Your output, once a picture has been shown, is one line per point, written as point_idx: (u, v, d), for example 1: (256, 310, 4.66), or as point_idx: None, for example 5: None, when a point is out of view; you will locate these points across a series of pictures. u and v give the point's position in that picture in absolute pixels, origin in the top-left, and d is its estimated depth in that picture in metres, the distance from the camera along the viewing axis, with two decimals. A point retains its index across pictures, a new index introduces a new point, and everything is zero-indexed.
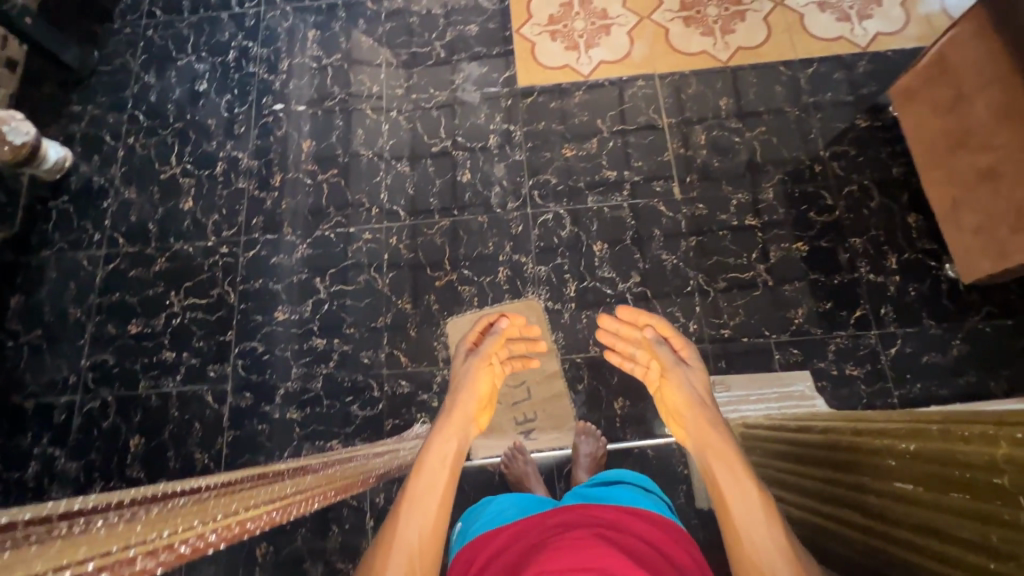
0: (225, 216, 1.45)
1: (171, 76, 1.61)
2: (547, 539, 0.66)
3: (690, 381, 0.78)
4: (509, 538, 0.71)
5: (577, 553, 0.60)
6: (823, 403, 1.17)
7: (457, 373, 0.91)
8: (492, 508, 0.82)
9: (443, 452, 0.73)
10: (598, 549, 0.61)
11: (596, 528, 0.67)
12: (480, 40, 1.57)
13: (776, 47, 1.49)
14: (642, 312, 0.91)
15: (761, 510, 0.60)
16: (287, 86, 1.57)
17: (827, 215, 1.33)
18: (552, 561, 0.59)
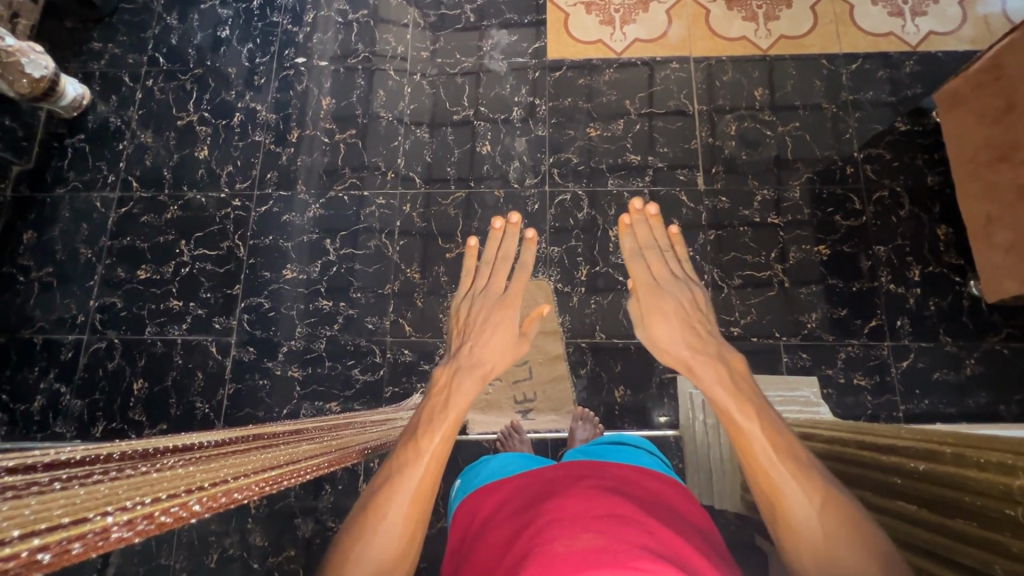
0: (239, 168, 1.43)
1: (194, 19, 1.57)
2: (555, 487, 0.66)
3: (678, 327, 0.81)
4: (512, 486, 0.71)
5: (587, 501, 0.59)
6: (827, 412, 1.15)
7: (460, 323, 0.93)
8: (491, 466, 0.82)
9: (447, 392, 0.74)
10: (608, 499, 0.60)
11: (604, 478, 0.67)
12: (512, 7, 1.51)
13: (821, 39, 1.42)
14: (636, 249, 0.95)
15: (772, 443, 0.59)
16: (311, 39, 1.52)
17: (853, 220, 1.29)
18: (562, 508, 0.59)
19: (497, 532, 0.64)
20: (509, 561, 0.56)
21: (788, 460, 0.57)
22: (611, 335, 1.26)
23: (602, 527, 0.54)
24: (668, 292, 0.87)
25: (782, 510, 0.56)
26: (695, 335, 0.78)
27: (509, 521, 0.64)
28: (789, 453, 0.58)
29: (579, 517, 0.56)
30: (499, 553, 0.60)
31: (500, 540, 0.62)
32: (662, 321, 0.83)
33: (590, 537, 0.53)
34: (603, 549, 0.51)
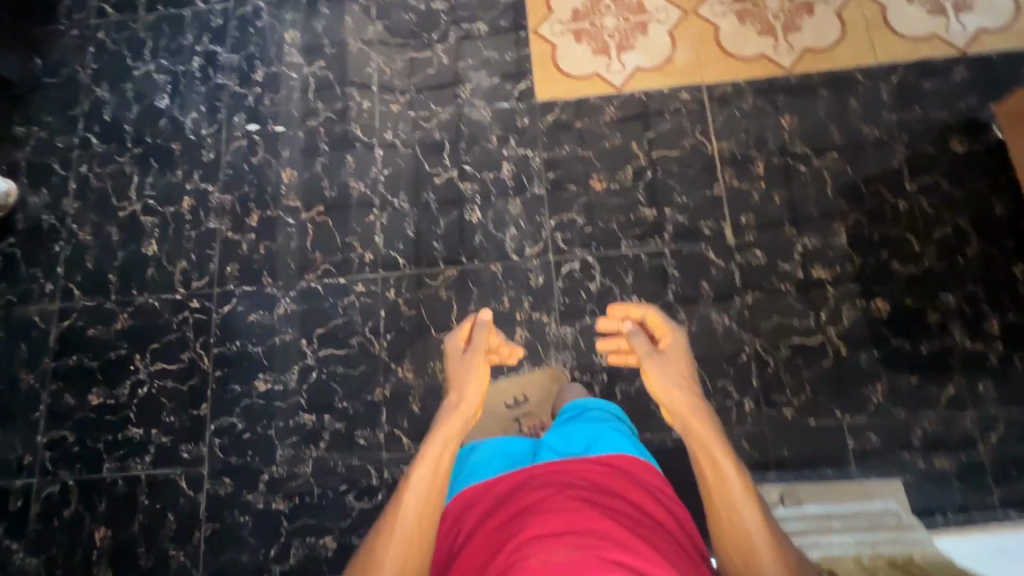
0: (194, 262, 1.24)
1: (127, 88, 1.36)
2: (533, 496, 0.69)
3: (667, 378, 0.80)
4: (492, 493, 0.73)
5: (565, 516, 0.62)
6: (920, 529, 0.93)
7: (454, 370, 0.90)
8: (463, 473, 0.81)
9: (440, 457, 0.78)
10: (586, 511, 0.63)
11: (579, 484, 0.70)
12: (490, 42, 1.31)
13: (852, 50, 1.22)
14: (628, 304, 0.88)
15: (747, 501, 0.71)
16: (263, 101, 1.32)
17: (913, 266, 1.10)
18: (541, 524, 0.62)
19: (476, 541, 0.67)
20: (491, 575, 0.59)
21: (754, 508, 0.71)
22: (643, 428, 1.09)
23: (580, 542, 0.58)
24: (676, 327, 0.86)
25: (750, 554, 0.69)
26: (689, 377, 0.80)
27: (490, 532, 0.67)
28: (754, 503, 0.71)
29: (560, 534, 0.59)
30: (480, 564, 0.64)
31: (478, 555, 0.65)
32: (663, 358, 0.82)
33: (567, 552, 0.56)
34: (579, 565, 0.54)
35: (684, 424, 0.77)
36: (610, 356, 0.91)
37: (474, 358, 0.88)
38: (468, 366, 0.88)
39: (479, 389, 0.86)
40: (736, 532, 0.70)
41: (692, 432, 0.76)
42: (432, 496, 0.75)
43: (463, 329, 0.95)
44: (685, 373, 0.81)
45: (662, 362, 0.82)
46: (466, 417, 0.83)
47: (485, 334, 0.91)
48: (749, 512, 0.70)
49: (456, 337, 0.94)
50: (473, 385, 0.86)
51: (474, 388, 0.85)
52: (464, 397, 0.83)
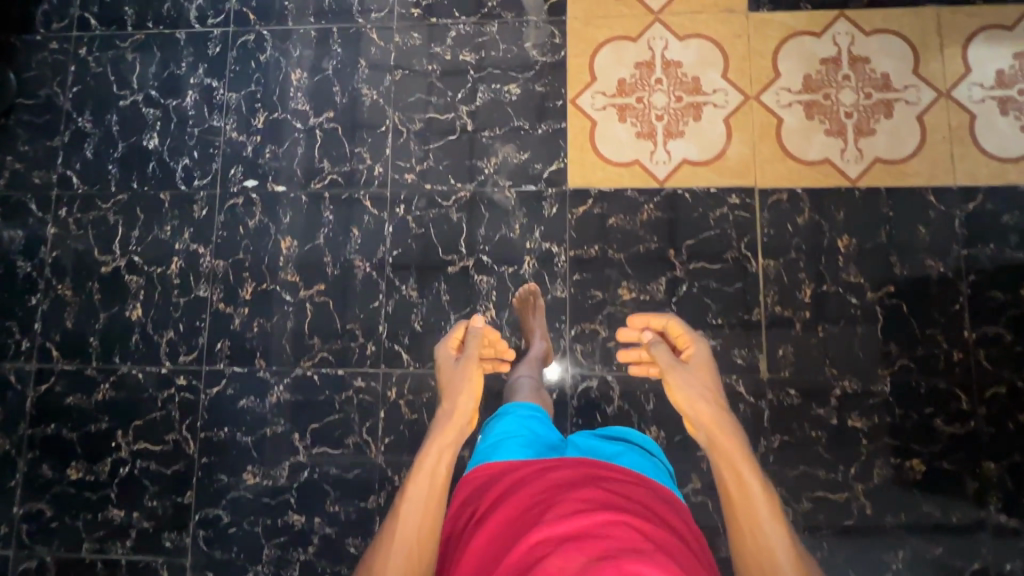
0: (182, 333, 1.14)
1: (112, 121, 1.22)
2: (555, 490, 0.66)
3: (688, 384, 0.80)
4: (514, 482, 0.71)
5: (589, 517, 0.59)
6: None
7: (448, 378, 0.92)
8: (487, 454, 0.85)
9: (437, 467, 0.78)
10: (609, 513, 0.59)
11: (605, 484, 0.67)
12: (521, 109, 1.15)
13: (929, 164, 1.08)
14: (650, 315, 0.90)
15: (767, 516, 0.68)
16: (263, 153, 1.18)
17: (957, 424, 1.02)
18: (563, 523, 0.58)
19: (484, 537, 0.65)
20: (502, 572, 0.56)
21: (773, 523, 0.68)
22: None
23: (604, 547, 0.54)
24: (698, 339, 0.88)
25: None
26: (712, 387, 0.81)
27: (505, 523, 0.64)
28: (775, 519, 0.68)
29: (582, 535, 0.56)
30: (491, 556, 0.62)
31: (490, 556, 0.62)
32: (686, 367, 0.83)
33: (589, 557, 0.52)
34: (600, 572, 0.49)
35: (707, 433, 0.76)
36: (630, 365, 0.91)
37: (470, 364, 0.91)
38: (462, 373, 0.91)
39: (473, 397, 0.88)
40: (758, 545, 0.67)
41: (715, 441, 0.75)
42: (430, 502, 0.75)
43: (455, 339, 0.97)
44: (707, 385, 0.81)
45: (685, 372, 0.83)
46: (461, 424, 0.85)
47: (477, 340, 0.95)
48: (772, 524, 0.67)
49: (447, 345, 0.98)
50: (466, 393, 0.88)
51: (469, 396, 0.88)
52: (459, 401, 0.86)
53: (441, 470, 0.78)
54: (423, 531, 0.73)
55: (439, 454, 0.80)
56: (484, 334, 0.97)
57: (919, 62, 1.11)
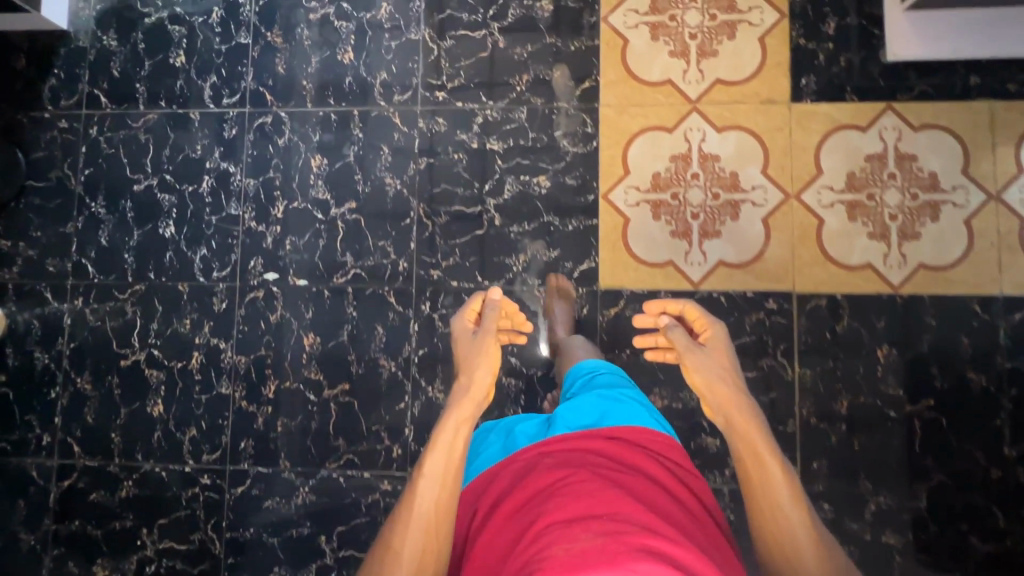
0: (204, 431, 1.13)
1: (127, 206, 1.18)
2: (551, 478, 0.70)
3: (707, 364, 0.86)
4: (513, 476, 0.76)
5: (583, 499, 0.63)
6: None
7: (464, 353, 0.93)
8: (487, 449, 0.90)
9: (455, 441, 0.82)
10: (611, 496, 0.64)
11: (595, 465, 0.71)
12: (551, 204, 1.11)
13: (976, 271, 1.04)
14: (668, 302, 0.95)
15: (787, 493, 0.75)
16: (283, 245, 1.15)
17: (994, 543, 1.00)
18: (562, 510, 0.63)
19: (490, 534, 0.69)
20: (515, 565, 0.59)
21: (794, 496, 0.75)
22: None
23: (602, 526, 0.58)
24: (714, 322, 0.92)
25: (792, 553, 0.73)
26: (730, 369, 0.86)
27: (507, 521, 0.68)
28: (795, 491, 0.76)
29: (579, 518, 0.60)
30: (499, 557, 0.65)
31: (502, 549, 0.65)
32: (705, 350, 0.88)
33: (590, 537, 0.57)
34: (598, 549, 0.54)
35: (726, 415, 0.82)
36: (649, 352, 0.94)
37: (487, 338, 0.91)
38: (479, 347, 0.91)
39: (490, 371, 0.89)
40: (779, 524, 0.74)
41: (735, 425, 0.81)
42: (447, 475, 0.79)
43: (471, 311, 0.98)
44: (725, 364, 0.87)
45: (704, 354, 0.88)
46: (478, 398, 0.87)
47: (494, 313, 0.94)
48: (790, 499, 0.75)
49: (465, 317, 0.98)
50: (482, 367, 0.89)
51: (488, 370, 0.89)
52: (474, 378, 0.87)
53: (459, 445, 0.82)
54: (438, 511, 0.77)
55: (455, 429, 0.83)
56: (501, 305, 0.98)
57: (969, 162, 1.06)
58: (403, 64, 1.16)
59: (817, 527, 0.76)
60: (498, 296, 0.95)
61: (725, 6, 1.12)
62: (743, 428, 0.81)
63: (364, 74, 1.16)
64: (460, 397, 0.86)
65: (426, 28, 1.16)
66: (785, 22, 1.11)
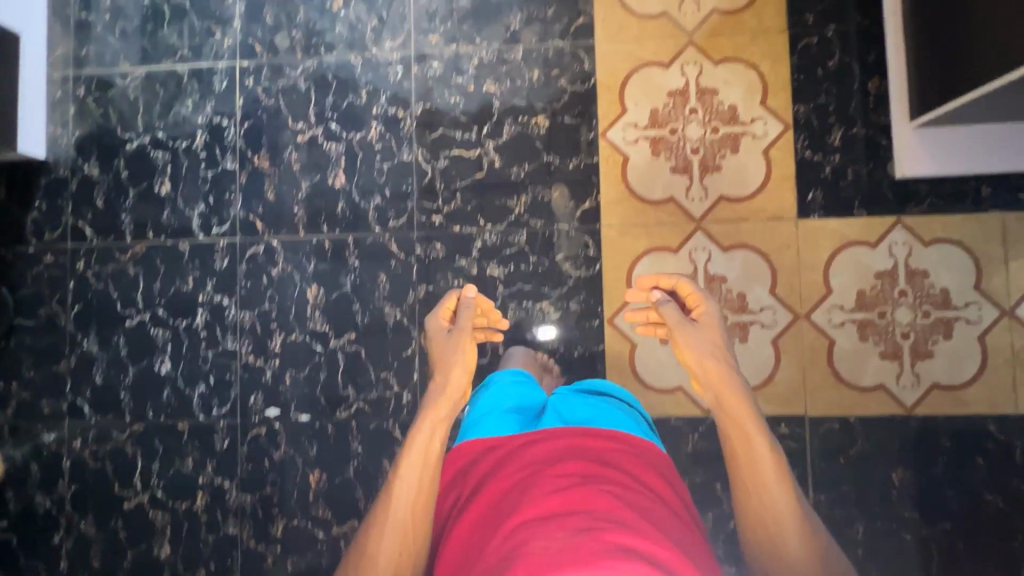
0: (213, 572, 1.11)
1: (120, 343, 1.15)
2: (538, 473, 0.77)
3: (699, 344, 0.85)
4: (497, 468, 0.82)
5: (562, 498, 0.70)
6: None
7: (438, 353, 0.95)
8: (484, 415, 0.93)
9: (430, 448, 0.88)
10: (588, 490, 0.70)
11: (576, 459, 0.78)
12: (555, 331, 1.09)
13: (991, 390, 1.02)
14: (659, 277, 0.92)
15: (774, 478, 0.80)
16: (283, 379, 1.12)
17: None
18: (541, 509, 0.69)
19: (478, 521, 0.75)
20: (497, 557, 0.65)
21: (782, 482, 0.80)
22: None
23: (576, 522, 0.65)
24: (708, 296, 0.90)
25: (777, 532, 0.79)
26: (722, 347, 0.86)
27: (496, 507, 0.76)
28: (782, 476, 0.81)
29: (559, 517, 0.66)
30: (482, 545, 0.72)
31: (487, 538, 0.72)
32: (697, 327, 0.87)
33: (564, 532, 0.63)
34: (573, 547, 0.60)
35: (717, 396, 0.84)
36: (639, 325, 0.93)
37: (461, 336, 0.93)
38: (455, 346, 0.93)
39: (465, 370, 0.92)
40: (765, 507, 0.80)
41: (727, 405, 0.84)
42: (422, 480, 0.86)
43: (446, 309, 0.99)
44: (716, 342, 0.86)
45: (697, 330, 0.87)
46: (451, 400, 0.91)
47: (470, 313, 0.95)
48: (776, 485, 0.80)
49: (440, 315, 0.99)
50: (459, 366, 0.92)
51: (462, 370, 0.92)
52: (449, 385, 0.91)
53: (435, 447, 0.88)
54: (416, 505, 0.85)
55: (431, 429, 0.89)
56: (477, 304, 0.97)
57: (982, 276, 1.03)
58: (396, 187, 1.12)
59: (800, 502, 0.81)
60: (472, 294, 0.96)
61: (726, 117, 1.08)
62: (734, 412, 0.84)
63: (356, 198, 1.13)
64: (434, 399, 0.91)
65: (419, 148, 1.12)
66: (789, 133, 1.07)
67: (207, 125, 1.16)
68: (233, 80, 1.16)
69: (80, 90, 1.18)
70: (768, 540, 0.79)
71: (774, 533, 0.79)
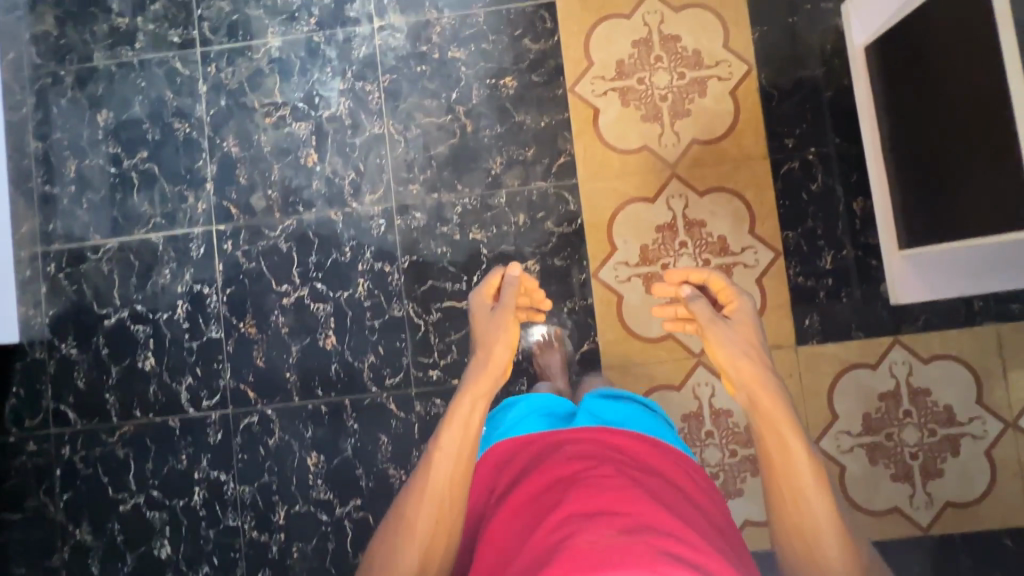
0: None
1: (115, 529, 1.10)
2: (573, 468, 0.72)
3: (730, 339, 0.78)
4: (529, 459, 0.79)
5: (608, 497, 0.65)
6: None
7: (482, 330, 0.88)
8: (518, 415, 0.88)
9: (467, 413, 0.81)
10: (630, 489, 0.66)
11: (618, 461, 0.74)
12: None
13: (1002, 504, 1.03)
14: (689, 268, 0.85)
15: (815, 489, 0.71)
16: (290, 553, 1.09)
17: None
18: (582, 503, 0.65)
19: (508, 517, 0.72)
20: (536, 555, 0.62)
21: (821, 488, 0.71)
22: None
23: (622, 522, 0.61)
24: (742, 291, 0.82)
25: (815, 549, 0.70)
26: (757, 346, 0.78)
27: (534, 498, 0.71)
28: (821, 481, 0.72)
29: (601, 514, 0.62)
30: (515, 540, 0.68)
31: (519, 531, 0.68)
32: (730, 325, 0.80)
33: (611, 533, 0.59)
34: (624, 547, 0.56)
35: (751, 397, 0.76)
36: (664, 320, 0.87)
37: (505, 313, 0.87)
38: (498, 324, 0.88)
39: (508, 347, 0.86)
40: (802, 513, 0.71)
41: (760, 405, 0.75)
42: (461, 453, 0.79)
43: (491, 286, 0.93)
44: (751, 338, 0.78)
45: (728, 328, 0.79)
46: (495, 376, 0.84)
47: (513, 290, 0.89)
48: (816, 495, 0.71)
49: (483, 290, 0.93)
50: (500, 344, 0.86)
51: (504, 346, 0.86)
52: (492, 357, 0.84)
53: (474, 419, 0.81)
54: (454, 477, 0.78)
55: (470, 406, 0.82)
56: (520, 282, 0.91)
57: (983, 390, 1.04)
58: (390, 343, 1.10)
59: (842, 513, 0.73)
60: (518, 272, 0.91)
61: (717, 248, 1.08)
62: (768, 413, 0.74)
63: (350, 358, 1.10)
64: (477, 372, 0.84)
65: (409, 302, 1.10)
66: (780, 260, 1.07)
67: (187, 294, 1.12)
68: (210, 245, 1.12)
69: (51, 266, 1.14)
70: (803, 550, 0.72)
71: (814, 551, 0.71)
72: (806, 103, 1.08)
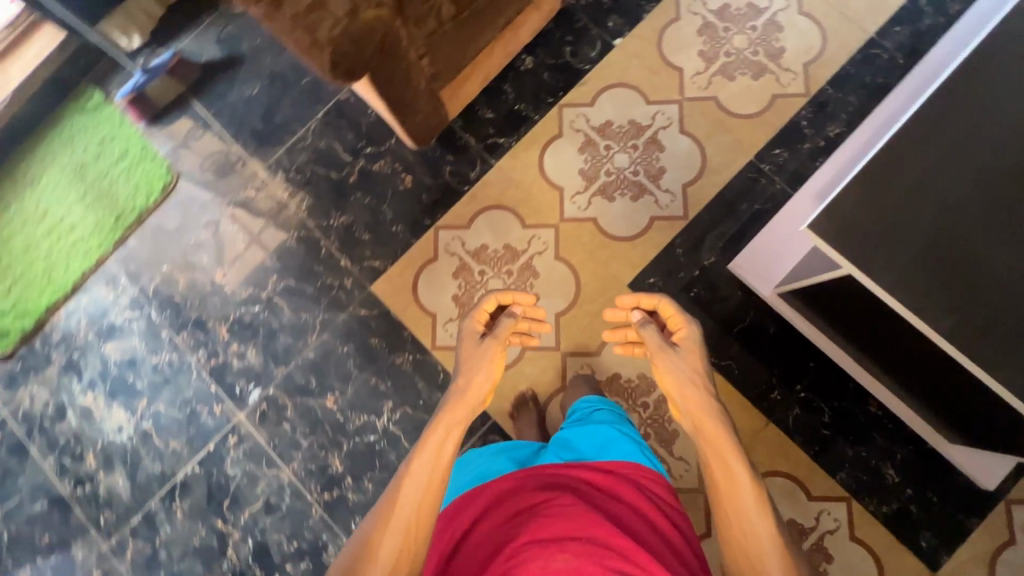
0: None
1: None
2: (534, 498, 0.67)
3: (679, 369, 0.72)
4: (492, 496, 0.70)
5: (566, 524, 0.61)
6: None
7: (464, 357, 0.75)
8: (484, 458, 0.80)
9: (447, 447, 0.64)
10: (595, 518, 0.62)
11: (580, 491, 0.68)
12: None
13: None
14: (644, 294, 0.79)
15: (755, 509, 0.60)
16: None
17: None
18: (542, 531, 0.60)
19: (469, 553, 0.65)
20: None
21: (762, 512, 0.60)
22: None
23: (580, 547, 0.57)
24: (691, 317, 0.77)
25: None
26: (705, 374, 0.72)
27: (494, 527, 0.64)
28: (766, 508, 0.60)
29: (557, 541, 0.58)
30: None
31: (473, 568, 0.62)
32: (678, 353, 0.73)
33: (567, 557, 0.56)
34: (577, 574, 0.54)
35: (696, 421, 0.68)
36: (615, 347, 0.83)
37: (494, 341, 0.75)
38: (485, 351, 0.75)
39: (491, 380, 0.73)
40: (740, 535, 0.60)
41: (704, 433, 0.66)
42: (434, 480, 0.62)
43: (482, 311, 0.79)
44: (700, 368, 0.72)
45: (676, 356, 0.73)
46: (473, 406, 0.70)
47: (510, 322, 0.78)
48: (757, 516, 0.60)
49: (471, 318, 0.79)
50: (484, 372, 0.73)
51: (486, 375, 0.73)
52: (474, 385, 0.71)
53: (449, 447, 0.64)
54: (424, 505, 0.60)
55: (445, 433, 0.65)
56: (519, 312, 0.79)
57: None
58: None
59: (796, 546, 0.60)
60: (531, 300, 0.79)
61: (795, 533, 1.02)
62: (711, 434, 0.66)
63: None
64: (454, 400, 0.69)
65: None
66: (854, 502, 1.02)
67: None
68: None
69: None
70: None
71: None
72: (763, 351, 1.07)
